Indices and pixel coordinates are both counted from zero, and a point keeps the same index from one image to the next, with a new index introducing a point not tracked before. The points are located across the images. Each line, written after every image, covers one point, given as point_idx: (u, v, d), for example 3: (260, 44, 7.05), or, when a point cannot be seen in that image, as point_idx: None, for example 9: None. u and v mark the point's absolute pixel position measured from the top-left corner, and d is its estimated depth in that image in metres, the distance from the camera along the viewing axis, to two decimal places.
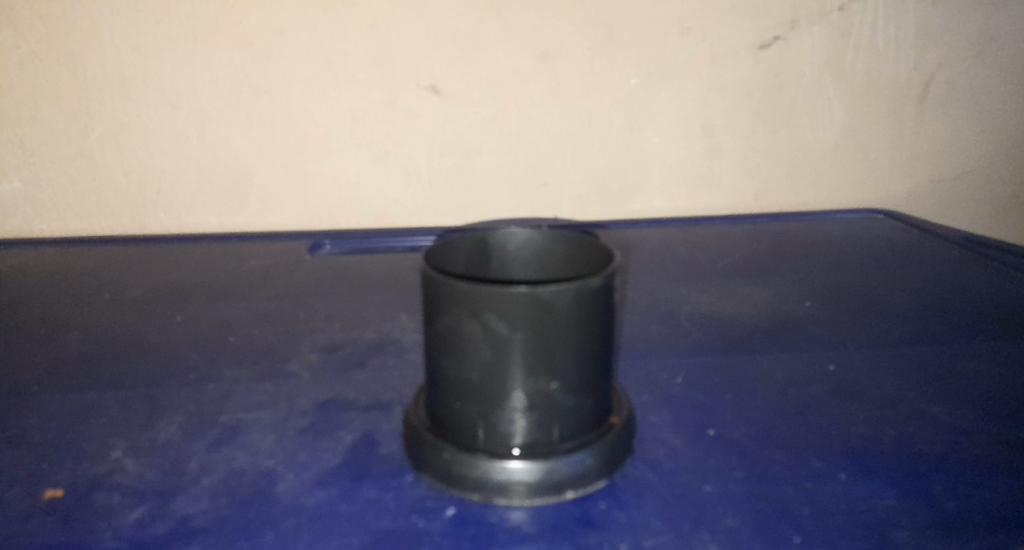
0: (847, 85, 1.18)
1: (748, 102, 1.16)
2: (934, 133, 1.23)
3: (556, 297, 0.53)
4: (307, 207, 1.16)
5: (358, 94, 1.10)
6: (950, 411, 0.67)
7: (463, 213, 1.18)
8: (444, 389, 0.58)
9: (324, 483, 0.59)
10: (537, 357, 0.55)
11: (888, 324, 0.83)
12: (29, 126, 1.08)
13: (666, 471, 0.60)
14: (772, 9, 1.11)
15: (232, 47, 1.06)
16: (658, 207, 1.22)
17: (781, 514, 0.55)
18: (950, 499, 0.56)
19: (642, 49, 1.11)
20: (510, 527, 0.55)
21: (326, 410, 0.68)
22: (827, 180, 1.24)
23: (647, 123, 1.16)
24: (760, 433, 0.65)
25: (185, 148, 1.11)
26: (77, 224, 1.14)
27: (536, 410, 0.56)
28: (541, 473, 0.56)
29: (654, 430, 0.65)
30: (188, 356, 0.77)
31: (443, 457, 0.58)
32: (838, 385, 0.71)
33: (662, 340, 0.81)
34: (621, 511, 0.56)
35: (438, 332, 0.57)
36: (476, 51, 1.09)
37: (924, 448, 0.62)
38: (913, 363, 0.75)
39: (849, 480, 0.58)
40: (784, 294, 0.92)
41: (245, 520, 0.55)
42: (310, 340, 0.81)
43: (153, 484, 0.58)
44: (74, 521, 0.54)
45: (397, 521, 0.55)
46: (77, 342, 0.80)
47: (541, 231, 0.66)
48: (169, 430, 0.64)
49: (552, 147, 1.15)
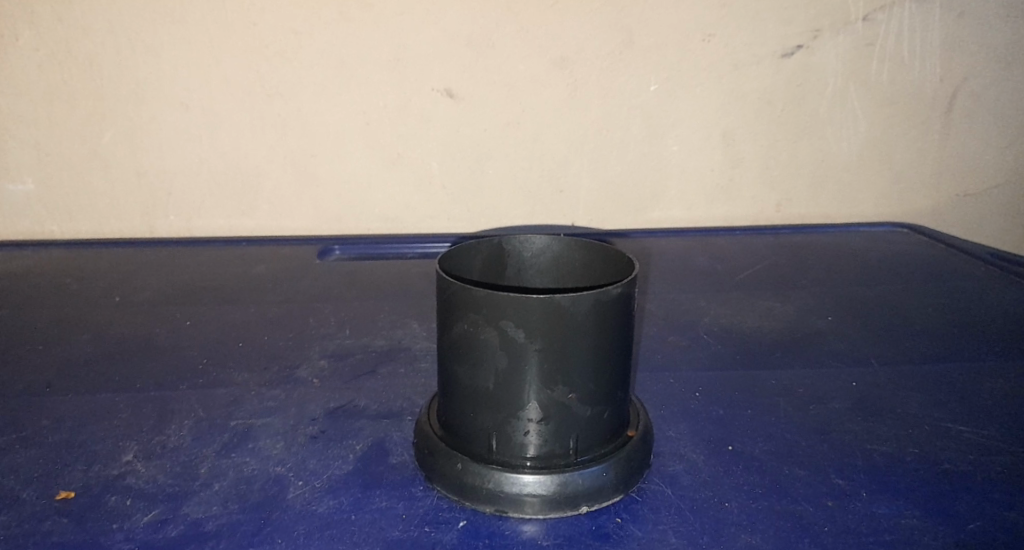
0: (871, 94, 1.17)
1: (768, 111, 1.15)
2: (954, 146, 1.22)
3: (575, 305, 0.52)
4: (318, 211, 1.15)
5: (372, 98, 1.09)
6: (976, 429, 0.65)
7: (476, 219, 1.17)
8: (457, 398, 0.57)
9: (334, 491, 0.57)
10: (553, 367, 0.53)
11: (910, 341, 0.81)
12: (43, 126, 1.07)
13: (683, 486, 0.58)
14: (796, 17, 1.11)
15: (246, 49, 1.06)
16: (674, 215, 1.21)
17: (802, 531, 0.54)
18: (976, 519, 0.54)
19: (662, 55, 1.10)
20: (523, 539, 0.53)
21: (336, 418, 0.67)
22: (845, 192, 1.22)
23: (666, 131, 1.15)
24: (780, 449, 0.63)
25: (197, 150, 1.10)
26: (89, 226, 1.13)
27: (552, 421, 0.55)
28: (556, 485, 0.55)
29: (672, 444, 0.64)
30: (198, 360, 0.76)
31: (456, 466, 0.56)
32: (861, 402, 0.70)
33: (678, 352, 0.80)
34: (637, 526, 0.54)
35: (453, 338, 0.55)
36: (493, 56, 1.08)
37: (948, 466, 0.60)
38: (937, 380, 0.73)
39: (872, 498, 0.57)
40: (804, 308, 0.90)
41: (256, 526, 0.54)
42: (320, 347, 0.80)
43: (165, 487, 0.57)
44: (86, 522, 0.53)
45: (409, 531, 0.54)
46: (87, 344, 0.79)
47: (558, 239, 0.65)
48: (179, 434, 0.64)
49: (567, 154, 1.14)
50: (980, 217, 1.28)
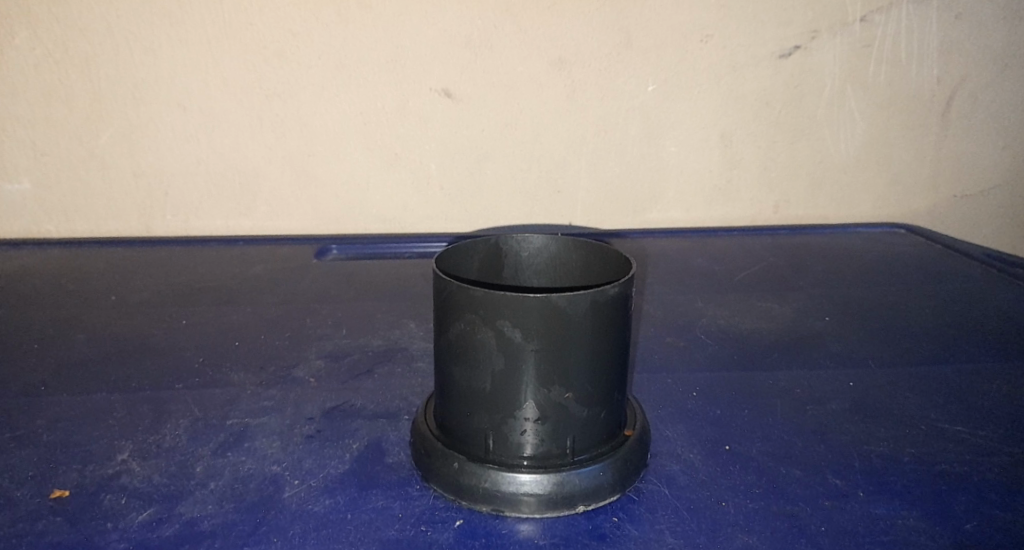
0: (869, 96, 1.17)
1: (766, 112, 1.15)
2: (952, 148, 1.22)
3: (572, 304, 0.52)
4: (316, 211, 1.15)
5: (370, 98, 1.09)
6: (973, 430, 0.65)
7: (474, 220, 1.17)
8: (454, 398, 0.57)
9: (331, 490, 0.57)
10: (550, 367, 0.53)
11: (908, 342, 0.81)
12: (41, 126, 1.07)
13: (680, 486, 0.58)
14: (794, 19, 1.11)
15: (244, 49, 1.06)
16: (673, 216, 1.21)
17: (799, 531, 0.54)
18: (973, 520, 0.54)
19: (661, 56, 1.11)
20: (519, 539, 0.53)
21: (333, 418, 0.66)
22: (843, 194, 1.23)
23: (664, 132, 1.15)
24: (777, 450, 0.63)
25: (196, 150, 1.10)
26: (87, 226, 1.13)
27: (549, 420, 0.55)
28: (553, 484, 0.55)
29: (669, 444, 0.64)
30: (194, 360, 0.76)
31: (453, 466, 0.56)
32: (859, 402, 0.70)
33: (676, 353, 0.80)
34: (634, 525, 0.54)
35: (450, 338, 0.55)
36: (492, 56, 1.08)
37: (946, 466, 0.60)
38: (934, 381, 0.73)
39: (869, 499, 0.57)
40: (803, 309, 0.90)
41: (251, 526, 0.53)
42: (318, 347, 0.80)
43: (161, 487, 0.57)
44: (82, 522, 0.53)
45: (406, 530, 0.53)
46: (83, 344, 0.79)
47: (555, 238, 0.65)
48: (175, 434, 0.63)
49: (566, 154, 1.14)
50: (978, 218, 1.28)
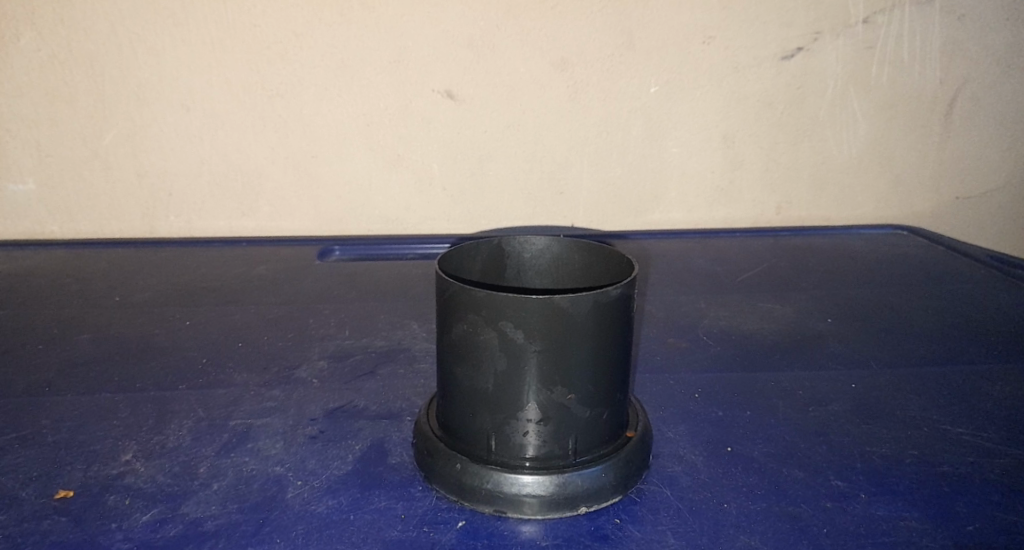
0: (871, 97, 1.17)
1: (769, 112, 1.16)
2: (954, 149, 1.22)
3: (574, 306, 0.52)
4: (318, 212, 1.15)
5: (372, 100, 1.09)
6: (975, 431, 0.65)
7: (476, 220, 1.17)
8: (456, 398, 0.57)
9: (334, 491, 0.57)
10: (553, 368, 0.54)
11: (910, 344, 0.81)
12: (44, 126, 1.08)
13: (682, 487, 0.58)
14: (796, 20, 1.11)
15: (246, 50, 1.06)
16: (675, 217, 1.21)
17: (800, 533, 0.54)
18: (974, 521, 0.54)
19: (663, 57, 1.11)
20: (522, 539, 0.53)
21: (336, 418, 0.67)
22: (845, 195, 1.23)
23: (666, 133, 1.15)
24: (779, 451, 0.63)
25: (199, 150, 1.11)
26: (89, 226, 1.14)
27: (551, 421, 0.55)
28: (555, 485, 0.55)
29: (671, 445, 0.64)
30: (198, 360, 0.76)
31: (455, 467, 0.57)
32: (860, 404, 0.70)
33: (677, 354, 0.80)
34: (636, 526, 0.54)
35: (452, 339, 0.56)
36: (494, 57, 1.09)
37: (947, 468, 0.60)
38: (936, 382, 0.73)
39: (871, 500, 0.57)
40: (804, 310, 0.90)
41: (255, 526, 0.54)
42: (320, 348, 0.80)
43: (165, 487, 0.57)
44: (86, 522, 0.53)
45: (408, 531, 0.54)
46: (86, 344, 0.79)
47: (558, 239, 0.65)
48: (179, 434, 0.64)
49: (568, 155, 1.15)
50: (980, 219, 1.28)
